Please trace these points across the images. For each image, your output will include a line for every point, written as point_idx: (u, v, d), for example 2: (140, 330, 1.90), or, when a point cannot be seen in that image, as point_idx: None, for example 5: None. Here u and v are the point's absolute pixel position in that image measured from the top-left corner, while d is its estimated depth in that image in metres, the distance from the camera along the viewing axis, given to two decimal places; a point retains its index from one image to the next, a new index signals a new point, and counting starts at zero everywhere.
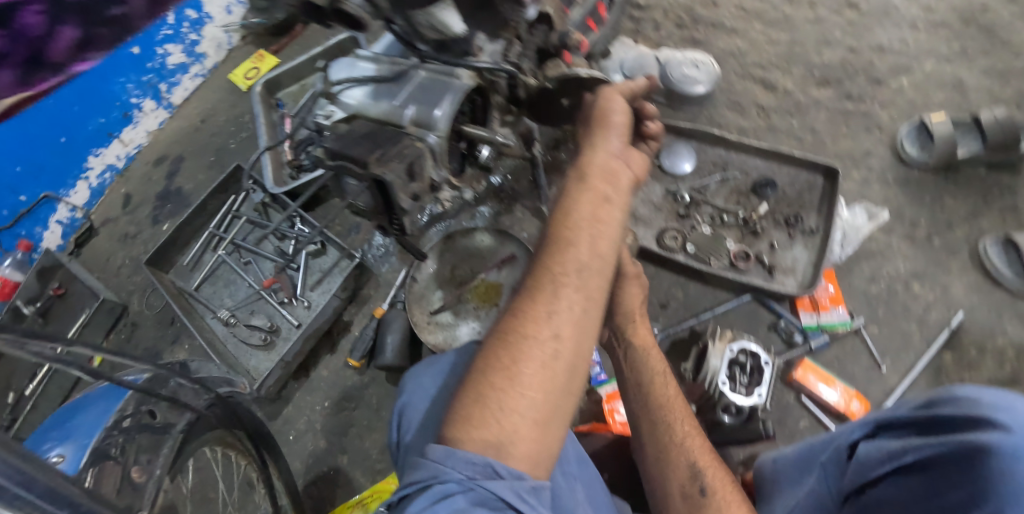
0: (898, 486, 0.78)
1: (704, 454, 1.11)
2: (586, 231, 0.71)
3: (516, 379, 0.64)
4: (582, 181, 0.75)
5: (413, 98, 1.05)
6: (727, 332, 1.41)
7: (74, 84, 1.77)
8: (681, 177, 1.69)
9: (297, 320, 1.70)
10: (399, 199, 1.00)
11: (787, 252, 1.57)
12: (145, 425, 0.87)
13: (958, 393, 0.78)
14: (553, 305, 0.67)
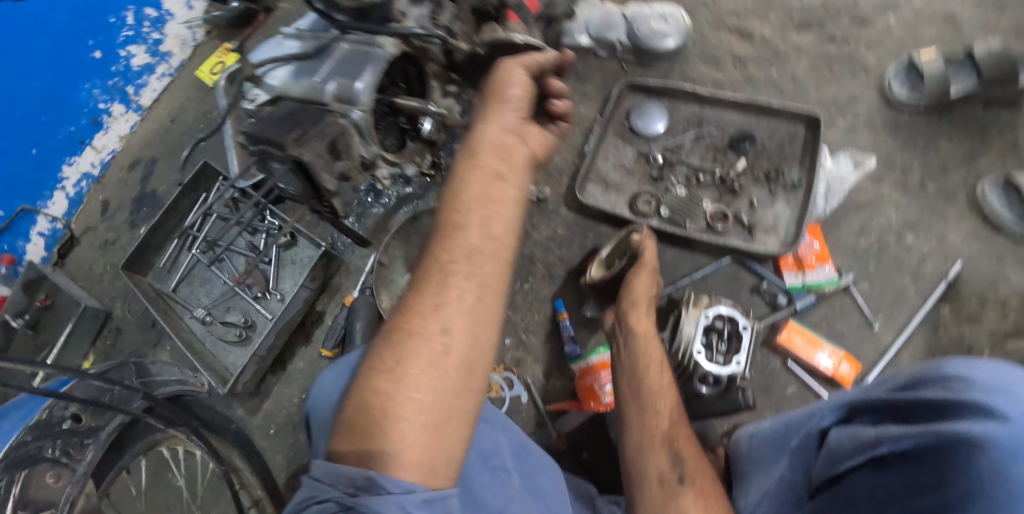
0: (874, 478, 0.69)
1: (690, 445, 1.01)
2: (479, 212, 0.80)
3: (401, 381, 0.70)
4: (474, 157, 0.85)
5: (335, 73, 1.00)
6: (703, 298, 1.30)
7: (39, 93, 1.65)
8: (652, 137, 1.60)
9: (271, 314, 1.66)
10: (323, 180, 0.98)
11: (768, 210, 1.49)
12: (69, 431, 0.99)
13: (949, 374, 0.68)
14: (440, 300, 0.75)
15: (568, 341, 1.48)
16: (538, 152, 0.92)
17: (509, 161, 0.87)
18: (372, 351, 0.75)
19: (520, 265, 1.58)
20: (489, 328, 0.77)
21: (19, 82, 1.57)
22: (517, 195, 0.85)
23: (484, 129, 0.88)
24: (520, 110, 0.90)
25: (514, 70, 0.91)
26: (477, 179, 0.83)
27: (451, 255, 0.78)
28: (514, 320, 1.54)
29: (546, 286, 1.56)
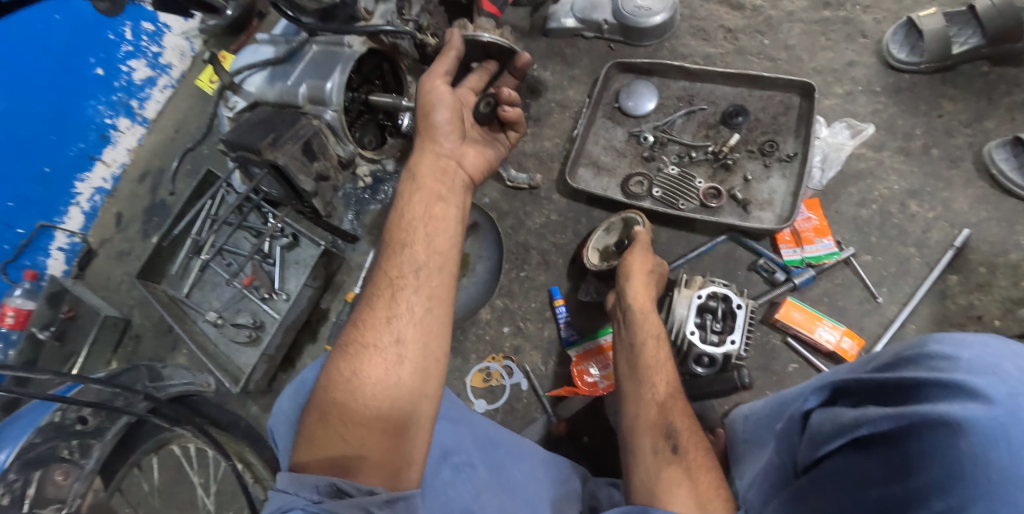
0: (852, 461, 0.66)
1: (687, 418, 0.98)
2: (423, 229, 0.94)
3: (359, 389, 0.80)
4: (416, 182, 0.99)
5: (307, 76, 1.06)
6: (697, 279, 1.30)
7: (46, 114, 1.71)
8: (644, 117, 1.59)
9: (279, 313, 1.67)
10: (300, 181, 1.02)
11: (763, 184, 1.47)
12: (75, 432, 1.02)
13: (933, 352, 0.64)
14: (391, 313, 0.87)
15: (564, 327, 1.50)
16: (472, 172, 1.07)
17: (445, 184, 1.00)
18: (331, 363, 0.85)
19: (515, 253, 1.59)
20: (437, 334, 0.88)
21: (22, 103, 1.63)
22: (457, 214, 0.99)
23: (419, 159, 1.02)
24: (447, 135, 1.04)
25: (435, 86, 1.02)
26: (416, 206, 0.97)
27: (399, 272, 0.91)
28: (512, 307, 1.56)
29: (541, 272, 1.57)
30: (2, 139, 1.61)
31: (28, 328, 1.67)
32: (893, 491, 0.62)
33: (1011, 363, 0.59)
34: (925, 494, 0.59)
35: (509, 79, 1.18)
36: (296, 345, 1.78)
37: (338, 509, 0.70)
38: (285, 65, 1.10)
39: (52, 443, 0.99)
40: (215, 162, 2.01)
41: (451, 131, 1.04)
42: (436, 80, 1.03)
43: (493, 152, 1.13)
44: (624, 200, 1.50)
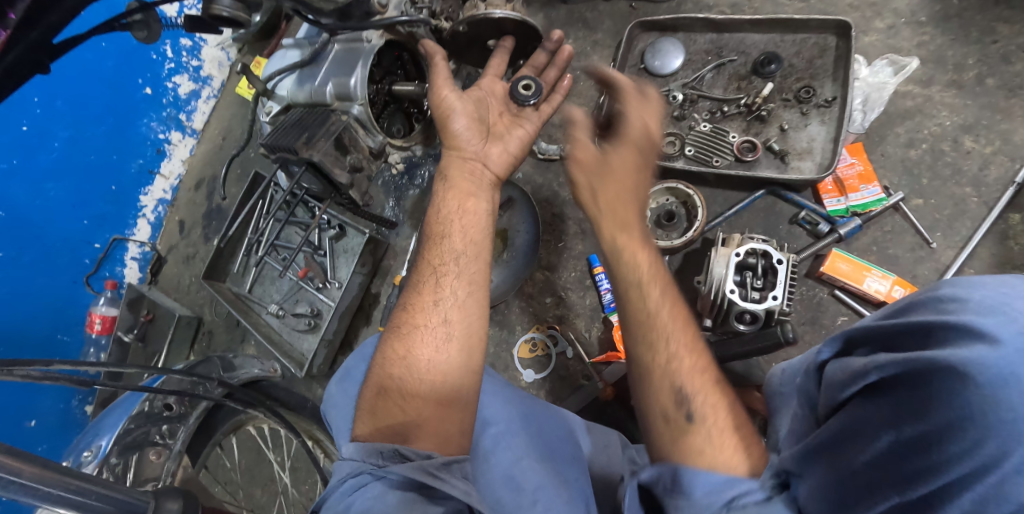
0: (867, 405, 0.67)
1: (697, 377, 0.89)
2: (458, 222, 0.99)
3: (413, 365, 0.86)
4: (449, 181, 1.03)
5: (332, 75, 1.11)
6: (734, 237, 1.30)
7: (102, 136, 1.84)
8: (672, 75, 1.56)
9: (333, 300, 1.76)
10: (337, 174, 1.08)
11: (802, 133, 1.42)
12: (161, 417, 1.14)
13: (944, 295, 0.66)
14: (437, 297, 0.92)
15: (607, 294, 1.50)
16: (497, 168, 1.08)
17: (474, 179, 1.04)
18: (386, 343, 0.90)
19: (552, 225, 1.62)
20: (481, 315, 0.92)
21: (84, 128, 1.77)
22: (487, 208, 1.03)
23: (445, 167, 1.07)
24: (469, 141, 1.07)
25: (443, 94, 1.07)
26: (443, 202, 1.01)
27: (435, 262, 0.96)
28: (553, 279, 1.59)
29: (579, 242, 1.59)
30: (72, 164, 1.76)
31: (114, 332, 1.82)
32: (909, 431, 0.62)
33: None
34: (937, 435, 0.60)
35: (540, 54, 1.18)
36: (352, 329, 1.87)
37: (402, 470, 0.75)
38: (311, 67, 1.15)
39: (144, 428, 1.11)
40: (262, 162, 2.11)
41: (470, 135, 1.08)
42: (443, 90, 1.08)
43: (520, 141, 1.12)
44: (656, 163, 1.48)
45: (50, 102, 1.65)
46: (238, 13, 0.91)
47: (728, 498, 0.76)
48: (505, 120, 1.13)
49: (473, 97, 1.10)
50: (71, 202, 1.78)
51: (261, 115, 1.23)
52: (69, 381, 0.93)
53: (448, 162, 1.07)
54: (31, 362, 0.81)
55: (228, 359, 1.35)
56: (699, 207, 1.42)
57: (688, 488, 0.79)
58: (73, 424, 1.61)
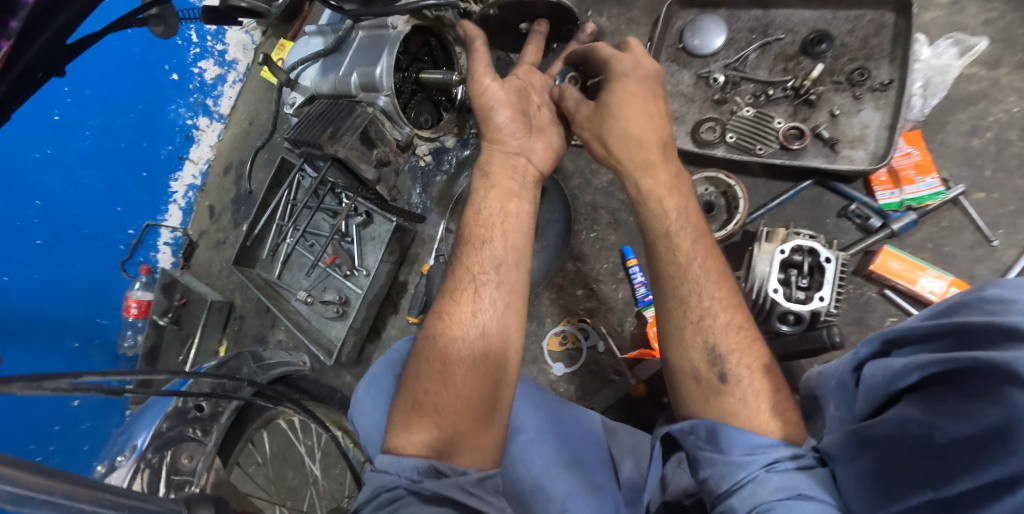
0: (911, 405, 0.70)
1: (731, 336, 0.90)
2: (500, 226, 0.95)
3: (449, 379, 0.83)
4: (491, 179, 0.99)
5: (356, 64, 1.07)
6: (779, 232, 1.23)
7: (132, 123, 1.84)
8: (712, 56, 1.47)
9: (361, 288, 1.74)
10: (362, 169, 1.04)
11: (853, 119, 1.33)
12: (192, 419, 1.14)
13: (989, 296, 0.69)
14: (476, 307, 0.88)
15: (641, 288, 1.46)
16: (539, 161, 1.04)
17: (518, 175, 1.00)
18: (418, 355, 0.87)
19: (584, 214, 1.57)
20: (519, 327, 0.90)
21: (114, 115, 1.78)
22: (530, 210, 0.99)
23: (486, 160, 1.02)
24: (513, 135, 1.03)
25: (483, 82, 1.02)
26: (474, 204, 0.98)
27: (470, 268, 0.92)
28: (584, 270, 1.55)
29: (612, 232, 1.54)
30: (104, 151, 1.77)
31: (150, 315, 1.91)
32: (956, 432, 0.64)
33: None
34: (987, 435, 0.61)
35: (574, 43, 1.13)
36: (380, 317, 1.84)
37: (436, 488, 0.74)
38: (335, 55, 1.11)
39: (178, 429, 1.12)
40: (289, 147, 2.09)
41: (514, 128, 1.03)
42: (483, 79, 1.02)
43: (556, 133, 1.08)
44: (697, 150, 1.42)
45: (80, 91, 1.67)
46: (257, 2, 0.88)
47: (763, 457, 0.80)
48: (540, 112, 1.08)
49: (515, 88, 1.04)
50: (104, 188, 1.80)
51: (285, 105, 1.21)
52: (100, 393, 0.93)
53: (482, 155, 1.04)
54: (60, 378, 0.76)
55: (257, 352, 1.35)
56: (743, 199, 1.34)
57: (726, 445, 0.83)
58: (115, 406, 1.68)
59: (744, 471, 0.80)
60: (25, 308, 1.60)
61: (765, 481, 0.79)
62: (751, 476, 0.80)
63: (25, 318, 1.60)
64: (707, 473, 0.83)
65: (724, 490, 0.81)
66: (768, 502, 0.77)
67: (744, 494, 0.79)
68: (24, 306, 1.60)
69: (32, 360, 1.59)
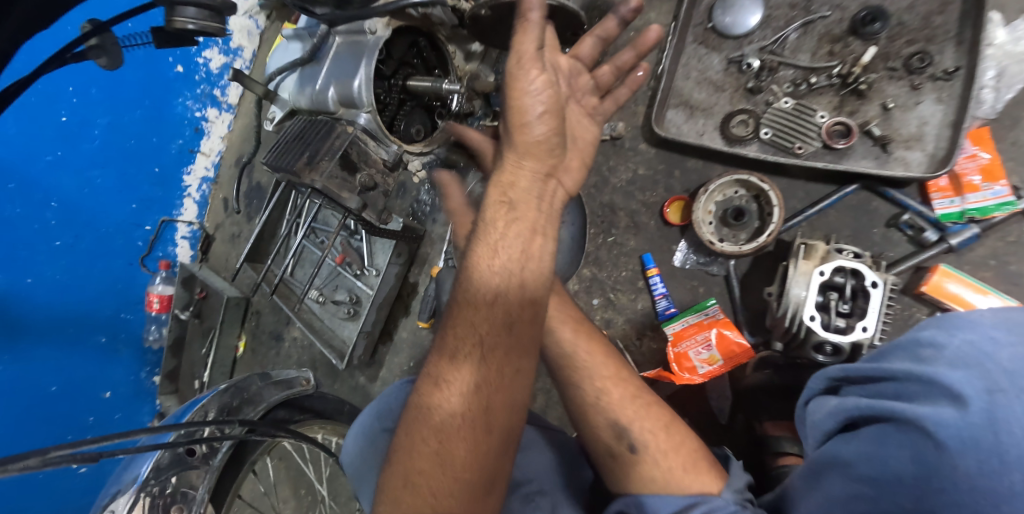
0: (843, 445, 0.68)
1: (628, 406, 0.94)
2: (517, 275, 0.77)
3: (448, 462, 0.74)
4: (514, 210, 0.78)
5: (332, 77, 1.03)
6: (818, 248, 1.10)
7: (137, 116, 1.61)
8: (746, 36, 1.30)
9: (372, 289, 1.62)
10: (343, 199, 0.99)
11: (910, 113, 1.18)
12: (181, 461, 1.01)
13: (922, 338, 0.65)
14: (479, 377, 0.75)
15: (660, 300, 1.34)
16: (569, 182, 0.85)
17: (542, 206, 0.80)
18: (409, 427, 0.78)
19: (601, 216, 1.43)
20: (525, 393, 0.78)
21: (117, 113, 1.56)
22: (553, 248, 0.81)
23: (512, 180, 0.79)
24: (551, 152, 0.80)
25: (527, 72, 0.78)
26: (486, 237, 0.78)
27: (472, 328, 0.76)
28: (600, 277, 1.43)
29: (631, 237, 1.41)
30: (109, 153, 1.57)
31: (172, 311, 1.77)
32: (876, 482, 0.63)
33: (1005, 355, 0.58)
34: (905, 490, 0.60)
35: (611, 22, 0.92)
36: (390, 319, 1.76)
37: None
38: (312, 65, 1.07)
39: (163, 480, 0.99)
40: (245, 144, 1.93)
41: (553, 142, 0.80)
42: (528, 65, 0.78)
43: (588, 144, 0.90)
44: (724, 149, 1.28)
45: (85, 89, 1.47)
46: (207, 23, 0.81)
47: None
48: (571, 113, 0.90)
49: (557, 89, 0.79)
50: (115, 190, 1.62)
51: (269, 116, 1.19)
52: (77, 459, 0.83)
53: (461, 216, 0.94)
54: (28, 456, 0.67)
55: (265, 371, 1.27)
56: (777, 205, 1.20)
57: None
58: (146, 393, 1.81)
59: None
60: (47, 308, 1.51)
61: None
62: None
63: (47, 316, 1.51)
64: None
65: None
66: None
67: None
68: (46, 307, 1.51)
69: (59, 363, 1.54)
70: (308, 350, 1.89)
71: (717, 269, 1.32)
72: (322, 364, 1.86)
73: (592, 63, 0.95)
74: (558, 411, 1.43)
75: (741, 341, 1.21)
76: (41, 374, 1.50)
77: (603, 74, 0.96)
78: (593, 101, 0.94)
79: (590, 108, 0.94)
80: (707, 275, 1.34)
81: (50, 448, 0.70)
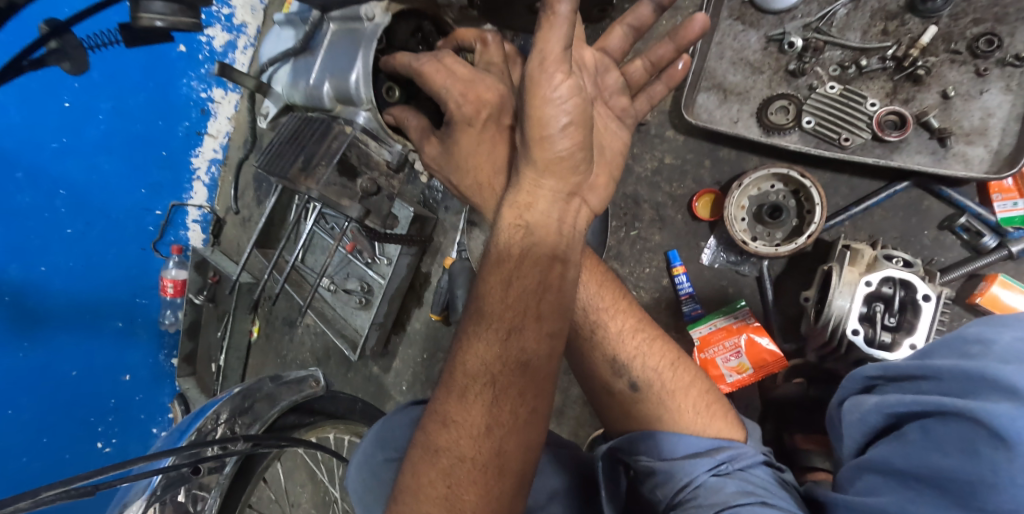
0: (885, 447, 0.64)
1: (628, 340, 0.87)
2: (535, 324, 0.75)
3: (458, 506, 0.74)
4: (531, 236, 0.77)
5: (326, 70, 0.96)
6: (864, 256, 1.04)
7: (140, 96, 1.42)
8: (788, 11, 1.18)
9: (384, 278, 1.49)
10: (344, 207, 0.93)
11: (973, 104, 1.10)
12: (187, 479, 0.96)
13: (969, 335, 0.64)
14: (492, 419, 0.74)
15: (686, 300, 1.26)
16: (595, 200, 0.83)
17: (563, 228, 0.78)
18: (416, 467, 0.77)
19: (624, 208, 1.33)
20: (538, 433, 0.77)
21: (121, 94, 1.39)
22: (575, 275, 0.79)
23: (530, 202, 0.77)
24: (574, 170, 0.77)
25: (551, 77, 0.72)
26: (497, 269, 0.77)
27: (484, 364, 0.75)
28: (622, 274, 1.33)
29: (656, 231, 1.31)
30: (109, 135, 1.39)
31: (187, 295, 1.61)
32: (924, 479, 0.59)
33: None
34: (955, 486, 0.56)
35: (645, 9, 0.86)
36: (403, 308, 1.66)
37: None
38: (305, 55, 1.01)
39: (170, 495, 0.95)
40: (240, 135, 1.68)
41: (577, 159, 0.77)
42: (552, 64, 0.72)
43: (617, 154, 0.87)
44: (761, 139, 1.18)
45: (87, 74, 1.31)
46: (177, 19, 0.76)
47: (707, 460, 0.76)
48: (599, 116, 0.87)
49: (584, 96, 0.74)
50: (118, 172, 1.44)
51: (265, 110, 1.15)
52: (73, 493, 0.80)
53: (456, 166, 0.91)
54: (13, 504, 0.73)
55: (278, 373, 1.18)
56: (819, 204, 1.12)
57: (669, 452, 0.79)
58: (164, 375, 1.70)
59: (688, 477, 0.75)
60: (64, 297, 1.40)
61: (715, 486, 0.74)
62: (698, 480, 0.75)
63: (68, 303, 1.42)
64: (651, 482, 0.79)
65: (672, 500, 0.76)
66: (730, 505, 0.71)
67: (697, 502, 0.74)
68: (64, 296, 1.40)
69: (79, 349, 1.45)
70: (320, 337, 1.76)
71: (748, 269, 1.25)
72: (335, 353, 1.75)
73: (622, 57, 0.90)
74: (575, 412, 1.36)
75: (772, 348, 1.14)
76: (59, 359, 1.41)
77: (634, 71, 0.91)
78: (623, 102, 0.90)
79: (619, 110, 0.89)
80: (738, 275, 1.26)
81: (40, 490, 0.77)
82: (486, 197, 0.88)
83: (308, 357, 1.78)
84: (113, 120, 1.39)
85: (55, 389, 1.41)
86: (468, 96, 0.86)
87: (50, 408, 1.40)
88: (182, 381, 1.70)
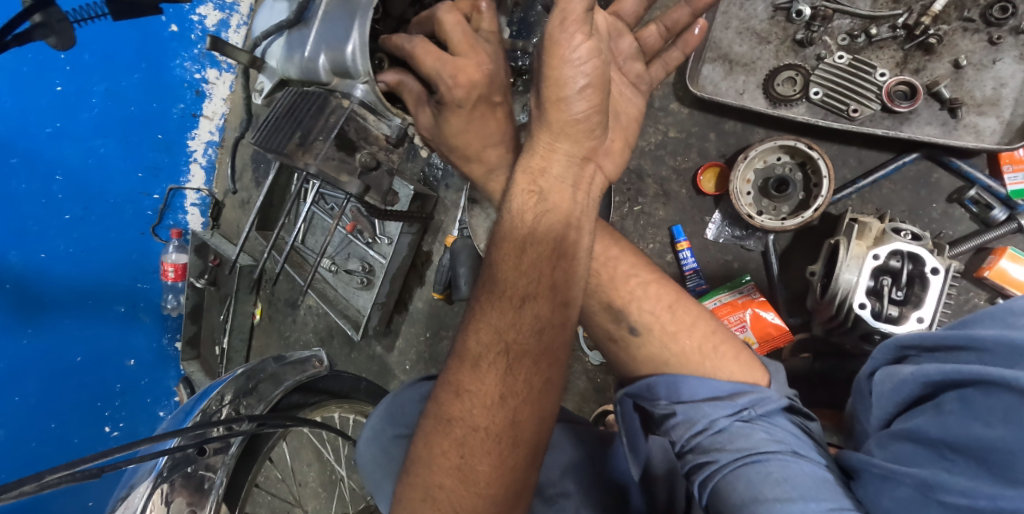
0: (919, 418, 0.63)
1: (622, 285, 0.86)
2: (548, 291, 0.74)
3: (472, 478, 0.74)
4: (545, 205, 0.75)
5: (321, 43, 0.94)
6: (872, 229, 1.02)
7: (133, 78, 1.39)
8: None
9: (385, 258, 1.48)
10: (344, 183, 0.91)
11: (987, 73, 1.08)
12: (192, 459, 0.96)
13: (1017, 307, 0.63)
14: (507, 389, 0.74)
15: (691, 276, 1.25)
16: (610, 166, 0.82)
17: (576, 196, 0.77)
18: (428, 438, 0.77)
19: (627, 183, 1.31)
20: (552, 405, 0.76)
21: (114, 76, 1.36)
22: (591, 245, 0.78)
23: (544, 166, 0.76)
24: (589, 132, 0.76)
25: (571, 36, 0.70)
26: (509, 239, 0.76)
27: (497, 333, 0.74)
28: None
29: (660, 206, 1.30)
30: (104, 119, 1.37)
31: (188, 279, 1.61)
32: (961, 449, 0.59)
33: None
34: (996, 457, 0.56)
35: None
36: (405, 287, 1.65)
37: None
38: (299, 27, 0.98)
39: (177, 475, 0.94)
40: (234, 116, 1.64)
41: (593, 122, 0.75)
42: (570, 28, 0.70)
43: (632, 120, 0.85)
44: (768, 110, 1.16)
45: (76, 54, 1.28)
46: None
47: (729, 404, 0.75)
48: (614, 82, 0.85)
49: (603, 57, 0.72)
50: (114, 155, 1.42)
51: (259, 87, 1.13)
52: (76, 476, 0.80)
53: (450, 141, 0.89)
54: (20, 485, 0.74)
55: (281, 355, 1.16)
56: (827, 176, 1.10)
57: (688, 394, 0.77)
58: (169, 359, 1.69)
59: (708, 420, 0.75)
60: (67, 282, 1.40)
61: (743, 431, 0.73)
62: (721, 424, 0.74)
63: (68, 289, 1.40)
64: (669, 424, 0.78)
65: (688, 442, 0.76)
66: (760, 451, 0.70)
67: (718, 445, 0.73)
68: (65, 281, 1.39)
69: (83, 334, 1.45)
70: (323, 317, 1.76)
71: (754, 244, 1.23)
72: (339, 333, 1.75)
73: (635, 22, 0.87)
74: (579, 389, 1.36)
75: (778, 323, 1.13)
76: (64, 344, 1.41)
77: (648, 36, 0.88)
78: (637, 68, 0.87)
79: (633, 76, 0.87)
80: (743, 250, 1.25)
81: (44, 473, 0.76)
82: (500, 165, 0.88)
83: (311, 338, 1.78)
84: (107, 103, 1.36)
85: (60, 373, 1.41)
86: (458, 79, 0.81)
87: (60, 392, 1.41)
88: (187, 364, 1.69)
